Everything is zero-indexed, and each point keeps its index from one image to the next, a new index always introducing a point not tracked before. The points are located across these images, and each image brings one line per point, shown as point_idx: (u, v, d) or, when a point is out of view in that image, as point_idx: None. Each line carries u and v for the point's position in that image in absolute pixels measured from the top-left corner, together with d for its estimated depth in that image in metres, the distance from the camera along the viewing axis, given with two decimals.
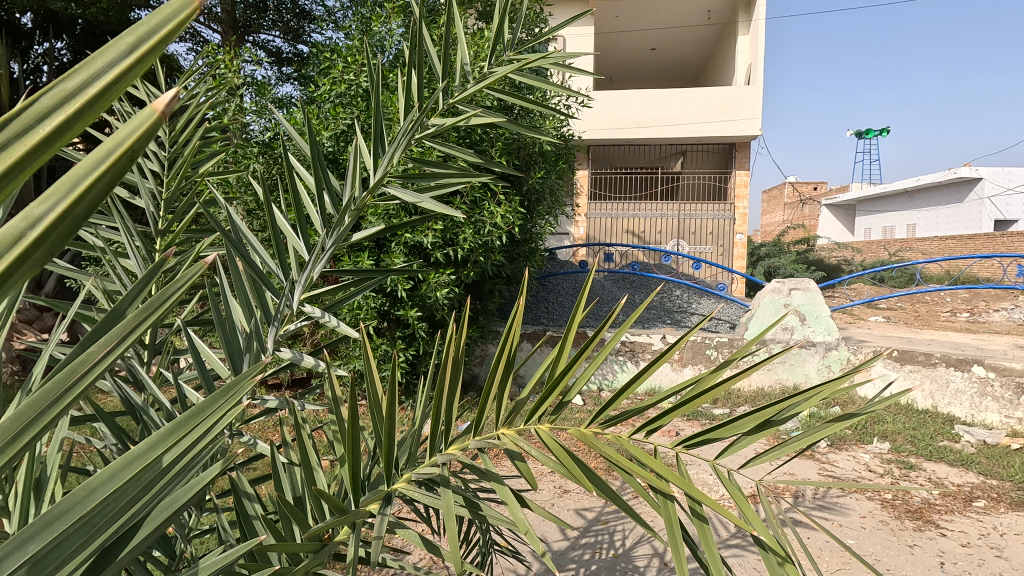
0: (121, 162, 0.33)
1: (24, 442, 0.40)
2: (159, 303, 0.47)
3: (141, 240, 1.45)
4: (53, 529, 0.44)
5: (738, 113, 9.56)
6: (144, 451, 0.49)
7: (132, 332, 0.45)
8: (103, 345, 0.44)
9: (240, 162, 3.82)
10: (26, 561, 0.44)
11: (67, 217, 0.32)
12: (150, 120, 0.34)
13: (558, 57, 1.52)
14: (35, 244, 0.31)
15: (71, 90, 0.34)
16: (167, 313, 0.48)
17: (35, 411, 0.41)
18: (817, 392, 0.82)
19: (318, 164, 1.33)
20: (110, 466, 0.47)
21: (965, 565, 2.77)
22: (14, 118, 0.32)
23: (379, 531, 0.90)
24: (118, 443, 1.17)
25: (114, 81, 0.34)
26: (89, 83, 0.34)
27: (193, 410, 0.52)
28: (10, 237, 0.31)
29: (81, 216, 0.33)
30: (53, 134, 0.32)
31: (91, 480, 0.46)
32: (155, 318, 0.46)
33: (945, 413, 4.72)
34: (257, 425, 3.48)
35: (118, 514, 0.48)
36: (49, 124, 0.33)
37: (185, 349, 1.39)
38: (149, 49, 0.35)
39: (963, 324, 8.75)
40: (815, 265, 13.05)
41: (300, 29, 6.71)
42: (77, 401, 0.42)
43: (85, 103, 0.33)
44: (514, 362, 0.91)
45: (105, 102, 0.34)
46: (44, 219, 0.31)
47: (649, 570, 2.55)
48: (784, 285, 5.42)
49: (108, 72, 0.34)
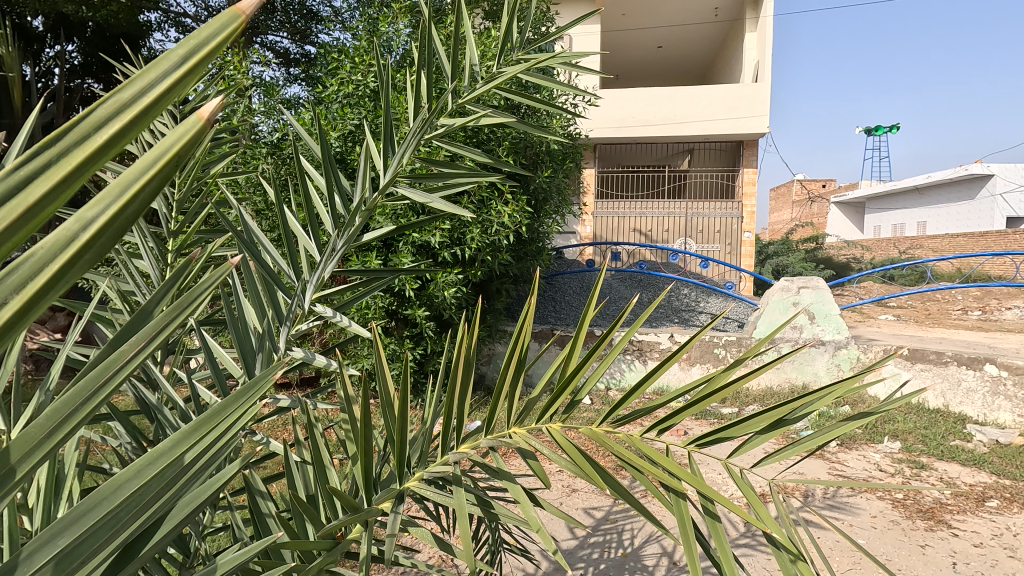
0: (166, 168, 0.34)
1: (58, 437, 0.41)
2: (187, 303, 0.48)
3: (154, 241, 1.47)
4: (82, 523, 0.46)
5: (746, 111, 9.51)
6: (168, 449, 0.50)
7: (162, 333, 0.46)
8: (132, 345, 0.45)
9: (250, 162, 3.85)
10: (54, 556, 0.45)
11: (115, 221, 0.33)
12: (195, 129, 0.35)
13: (565, 56, 1.51)
14: (86, 247, 0.32)
15: (126, 100, 0.34)
16: (193, 315, 0.48)
17: (69, 409, 0.42)
18: (828, 392, 0.82)
19: (329, 165, 1.33)
20: (135, 463, 0.48)
21: (978, 565, 2.74)
22: (73, 129, 0.33)
23: (392, 529, 0.91)
24: (133, 442, 1.19)
25: (165, 89, 0.34)
26: (143, 93, 0.34)
27: (215, 409, 0.53)
28: (61, 241, 0.32)
29: (127, 219, 0.33)
30: (108, 142, 0.33)
31: (118, 476, 0.47)
32: (183, 319, 0.47)
33: (956, 412, 4.69)
34: (266, 424, 3.52)
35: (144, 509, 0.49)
36: (105, 131, 0.33)
37: (198, 348, 1.40)
38: (198, 61, 0.36)
39: (975, 322, 8.67)
40: (824, 264, 12.97)
41: (308, 30, 6.78)
42: (107, 400, 0.43)
43: (138, 111, 0.33)
44: (525, 360, 0.92)
45: (153, 111, 0.34)
46: (97, 222, 0.32)
47: (658, 570, 2.55)
48: (793, 284, 5.42)
49: (161, 82, 0.35)
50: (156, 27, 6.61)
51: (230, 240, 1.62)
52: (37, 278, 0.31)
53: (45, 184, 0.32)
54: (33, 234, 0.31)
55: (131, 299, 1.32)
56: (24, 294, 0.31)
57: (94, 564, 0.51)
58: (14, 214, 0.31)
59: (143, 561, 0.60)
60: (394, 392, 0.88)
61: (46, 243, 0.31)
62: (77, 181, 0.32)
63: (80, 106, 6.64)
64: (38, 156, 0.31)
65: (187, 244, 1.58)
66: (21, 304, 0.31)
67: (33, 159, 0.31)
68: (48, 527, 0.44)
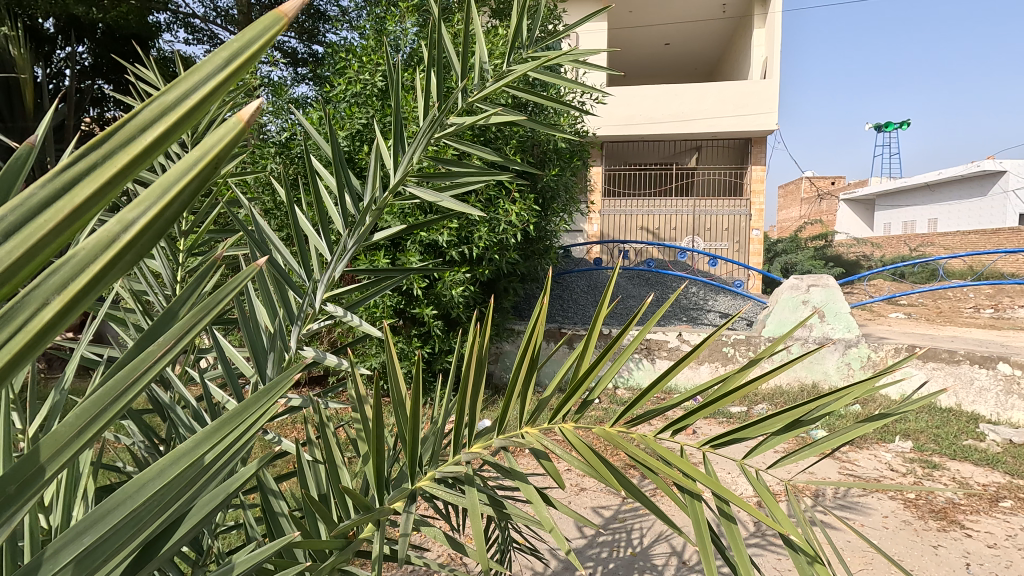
0: (206, 170, 0.34)
1: (89, 436, 0.41)
2: (214, 304, 0.49)
3: (167, 242, 1.48)
4: (108, 521, 0.46)
5: (754, 108, 9.45)
6: (189, 448, 0.50)
7: (188, 334, 0.46)
8: (161, 345, 0.45)
9: (258, 162, 3.88)
10: (77, 555, 0.45)
11: (155, 222, 0.33)
12: (235, 132, 0.35)
13: (576, 53, 1.50)
14: (127, 247, 0.32)
15: (171, 102, 0.34)
16: (219, 315, 0.49)
17: (97, 409, 0.42)
18: (845, 393, 0.81)
19: (340, 165, 1.33)
20: (158, 463, 0.48)
21: (992, 566, 2.72)
22: (118, 130, 0.33)
23: (404, 528, 0.91)
24: (147, 440, 1.19)
25: (209, 92, 0.35)
26: (187, 96, 0.34)
27: (236, 410, 0.53)
28: (103, 242, 0.32)
29: (166, 222, 0.33)
30: (154, 143, 0.33)
31: (142, 475, 0.47)
32: (210, 318, 0.47)
33: (969, 412, 4.64)
34: (275, 421, 3.55)
35: (166, 507, 0.49)
36: (150, 133, 0.33)
37: (209, 348, 1.41)
38: (242, 63, 0.36)
39: (987, 320, 8.58)
40: (833, 262, 12.90)
41: (315, 29, 6.81)
42: (134, 400, 0.43)
43: (182, 116, 0.33)
44: (538, 359, 0.91)
45: (197, 113, 0.34)
46: (137, 224, 0.32)
47: (667, 569, 2.55)
48: (803, 282, 5.38)
49: (203, 84, 0.35)
50: (166, 27, 6.66)
51: (241, 240, 1.63)
52: (78, 278, 0.32)
53: (92, 185, 0.32)
54: (75, 235, 0.31)
55: (144, 299, 1.33)
56: (66, 294, 0.31)
57: (115, 562, 0.51)
58: (56, 218, 0.31)
59: (161, 561, 0.60)
60: (409, 390, 0.87)
61: (89, 243, 0.31)
62: (121, 183, 0.33)
63: (90, 106, 6.67)
64: (84, 157, 0.32)
65: (199, 244, 1.59)
66: (62, 304, 0.31)
67: (79, 160, 0.32)
68: (72, 527, 0.45)
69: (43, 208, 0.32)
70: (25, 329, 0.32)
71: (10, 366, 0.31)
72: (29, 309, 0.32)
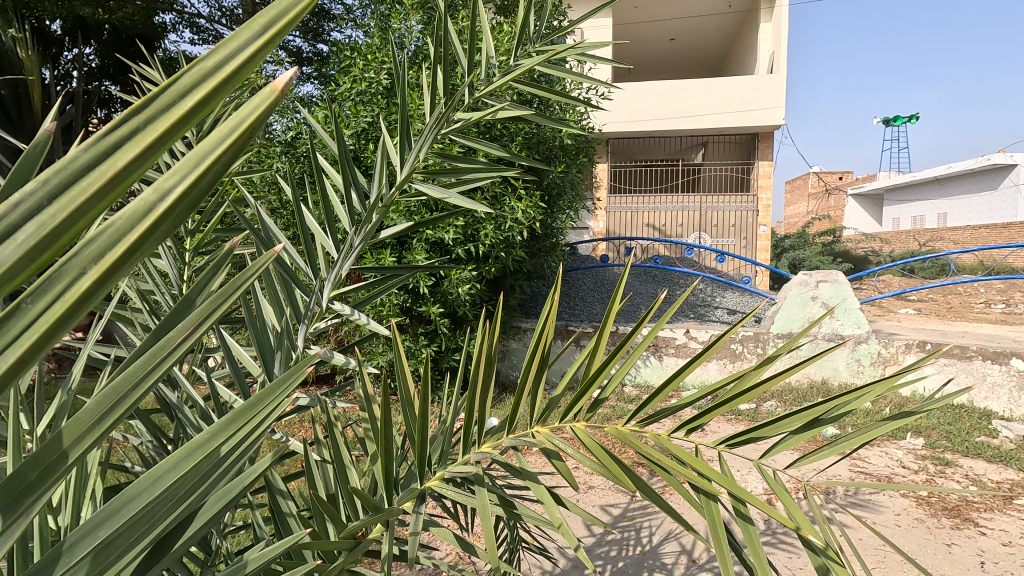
0: (242, 138, 0.33)
1: (109, 423, 0.40)
2: (231, 292, 0.47)
3: (173, 241, 1.47)
4: (123, 515, 0.45)
5: (762, 103, 9.39)
6: (206, 440, 0.49)
7: (209, 319, 0.45)
8: (182, 330, 0.44)
9: (264, 161, 3.89)
10: (94, 547, 0.44)
11: (191, 191, 0.32)
12: (270, 101, 0.34)
13: (582, 47, 1.47)
14: (163, 216, 0.31)
15: (210, 67, 0.33)
16: (240, 300, 0.48)
17: (120, 394, 0.41)
18: (866, 391, 0.79)
19: (346, 163, 1.32)
20: (174, 455, 0.47)
21: (1007, 565, 2.68)
22: (158, 96, 0.32)
23: (414, 529, 0.89)
24: (154, 440, 1.19)
25: (250, 58, 0.33)
26: (227, 61, 0.33)
27: (253, 400, 0.51)
28: (139, 211, 0.31)
29: (203, 189, 0.32)
30: (194, 109, 0.32)
31: (157, 468, 0.46)
32: (230, 304, 0.46)
33: (982, 408, 4.59)
34: (283, 421, 3.59)
35: (180, 500, 0.49)
36: (190, 99, 0.32)
37: (215, 347, 1.40)
38: (279, 30, 0.34)
39: (999, 316, 8.49)
40: (842, 257, 12.81)
41: (320, 28, 6.82)
42: (158, 385, 0.42)
43: (220, 79, 0.32)
44: (549, 357, 0.90)
45: (235, 79, 0.33)
46: (174, 193, 0.31)
47: (677, 568, 2.53)
48: (811, 278, 5.30)
49: (243, 50, 0.34)
50: (171, 27, 6.67)
51: (247, 238, 1.62)
52: (115, 248, 0.31)
53: (133, 148, 0.31)
54: (112, 202, 0.30)
55: (150, 298, 1.32)
56: (103, 263, 0.30)
57: (128, 558, 0.51)
58: (97, 182, 0.31)
59: (172, 558, 0.60)
60: (419, 387, 0.86)
61: (125, 212, 0.30)
62: (160, 150, 0.31)
63: (97, 107, 6.72)
64: (126, 123, 0.31)
65: (204, 243, 1.58)
66: (98, 274, 0.30)
67: (120, 126, 0.31)
68: (86, 521, 0.43)
69: (87, 171, 0.31)
70: (62, 298, 0.31)
71: (39, 341, 0.30)
72: (66, 279, 0.31)
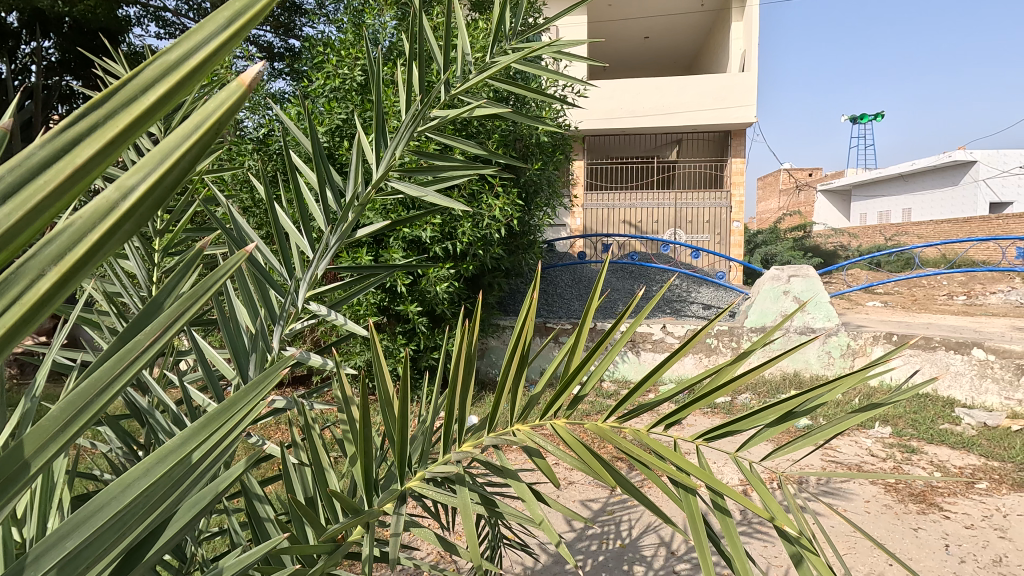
0: (208, 136, 0.32)
1: (73, 430, 0.39)
2: (201, 293, 0.46)
3: (141, 242, 1.43)
4: (91, 525, 0.44)
5: (733, 101, 9.54)
6: (177, 445, 0.47)
7: (178, 320, 0.44)
8: (149, 334, 0.43)
9: (235, 159, 3.81)
10: (60, 559, 0.43)
11: (156, 190, 0.31)
12: (237, 97, 0.33)
13: (558, 45, 1.47)
14: (126, 216, 0.30)
15: (174, 62, 0.32)
16: (209, 299, 0.46)
17: (84, 401, 0.40)
18: (837, 383, 0.81)
19: (321, 161, 1.30)
20: (144, 461, 0.46)
21: (970, 546, 2.79)
22: (118, 90, 0.31)
23: (394, 530, 0.88)
24: (124, 446, 1.15)
25: (215, 52, 0.32)
26: (191, 54, 0.32)
27: (227, 404, 0.50)
28: (101, 209, 0.30)
29: (168, 188, 0.32)
30: (157, 105, 0.31)
31: (125, 475, 0.45)
32: (200, 304, 0.45)
33: (945, 396, 4.76)
34: (259, 423, 3.53)
35: (151, 508, 0.47)
36: (152, 93, 0.31)
37: (187, 350, 1.37)
38: (245, 25, 0.34)
39: (961, 307, 8.81)
40: (812, 252, 13.13)
41: (291, 23, 6.70)
42: (124, 390, 0.41)
43: (187, 74, 0.32)
44: (529, 355, 0.90)
45: (202, 73, 0.33)
46: (137, 191, 0.30)
47: (656, 560, 2.57)
48: (783, 272, 5.41)
49: (207, 44, 0.33)
50: (135, 21, 6.47)
51: (218, 238, 1.58)
52: (76, 248, 0.30)
53: (92, 146, 0.30)
54: (71, 201, 0.29)
55: (118, 301, 1.28)
56: (63, 266, 0.29)
57: (97, 568, 0.49)
58: (56, 178, 0.30)
59: (144, 568, 0.58)
60: (398, 387, 0.85)
61: (86, 212, 0.29)
62: (121, 146, 0.31)
63: (58, 102, 6.50)
64: (84, 119, 0.30)
65: (174, 243, 1.54)
66: (57, 276, 0.29)
67: (79, 121, 0.30)
68: (52, 532, 0.42)
69: (44, 168, 0.30)
70: (21, 300, 0.30)
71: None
72: (25, 281, 0.30)
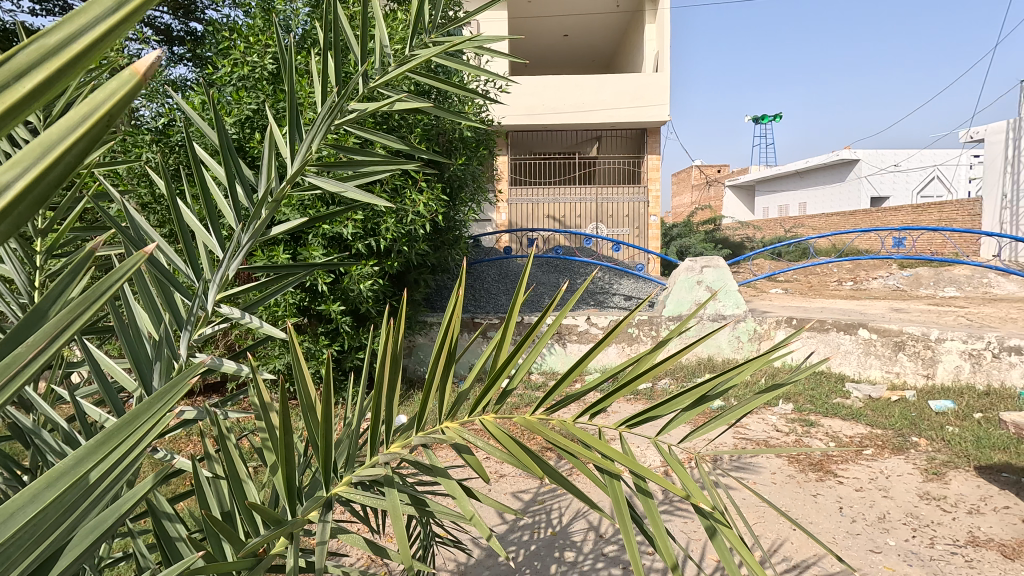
0: (96, 127, 0.30)
1: None
2: (96, 301, 0.42)
3: (20, 243, 1.28)
4: None
5: (648, 100, 9.96)
6: (70, 466, 0.43)
7: (67, 331, 0.40)
8: (32, 346, 0.39)
9: (130, 151, 3.50)
10: None
11: (37, 185, 0.29)
12: (129, 87, 0.31)
13: (479, 40, 1.46)
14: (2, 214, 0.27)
15: (53, 45, 0.30)
16: (105, 308, 0.42)
17: None
18: (745, 366, 0.87)
19: (229, 154, 1.21)
20: (31, 487, 0.41)
21: (859, 507, 3.11)
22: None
23: (321, 538, 0.85)
24: (5, 472, 1.03)
25: (103, 37, 0.31)
26: (74, 37, 0.30)
27: (126, 418, 0.46)
28: None
29: (52, 183, 0.29)
30: (34, 92, 0.29)
31: (8, 504, 0.40)
32: (95, 313, 0.41)
33: (837, 373, 5.26)
34: (168, 436, 3.29)
35: (42, 534, 0.44)
36: (29, 80, 0.29)
37: (79, 361, 1.24)
38: (136, 10, 0.32)
39: (849, 292, 9.75)
40: (722, 244, 14.01)
41: (191, 4, 6.23)
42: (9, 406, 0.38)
43: (69, 58, 0.30)
44: (456, 351, 0.89)
45: (89, 57, 0.31)
46: (14, 188, 0.28)
47: (586, 544, 2.65)
48: (696, 263, 5.75)
49: (92, 30, 0.31)
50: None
51: (113, 238, 1.45)
52: None
53: None
54: None
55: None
56: None
57: None
58: None
59: None
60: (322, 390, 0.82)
61: None
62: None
63: None
64: None
65: (60, 244, 1.39)
66: None
67: None
68: None
69: None
70: None
71: None
72: None
